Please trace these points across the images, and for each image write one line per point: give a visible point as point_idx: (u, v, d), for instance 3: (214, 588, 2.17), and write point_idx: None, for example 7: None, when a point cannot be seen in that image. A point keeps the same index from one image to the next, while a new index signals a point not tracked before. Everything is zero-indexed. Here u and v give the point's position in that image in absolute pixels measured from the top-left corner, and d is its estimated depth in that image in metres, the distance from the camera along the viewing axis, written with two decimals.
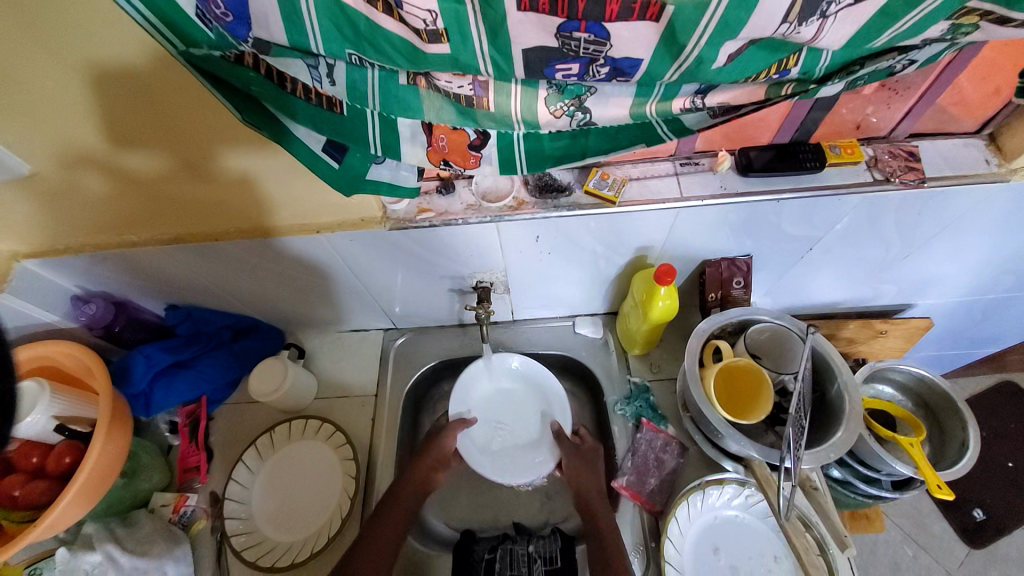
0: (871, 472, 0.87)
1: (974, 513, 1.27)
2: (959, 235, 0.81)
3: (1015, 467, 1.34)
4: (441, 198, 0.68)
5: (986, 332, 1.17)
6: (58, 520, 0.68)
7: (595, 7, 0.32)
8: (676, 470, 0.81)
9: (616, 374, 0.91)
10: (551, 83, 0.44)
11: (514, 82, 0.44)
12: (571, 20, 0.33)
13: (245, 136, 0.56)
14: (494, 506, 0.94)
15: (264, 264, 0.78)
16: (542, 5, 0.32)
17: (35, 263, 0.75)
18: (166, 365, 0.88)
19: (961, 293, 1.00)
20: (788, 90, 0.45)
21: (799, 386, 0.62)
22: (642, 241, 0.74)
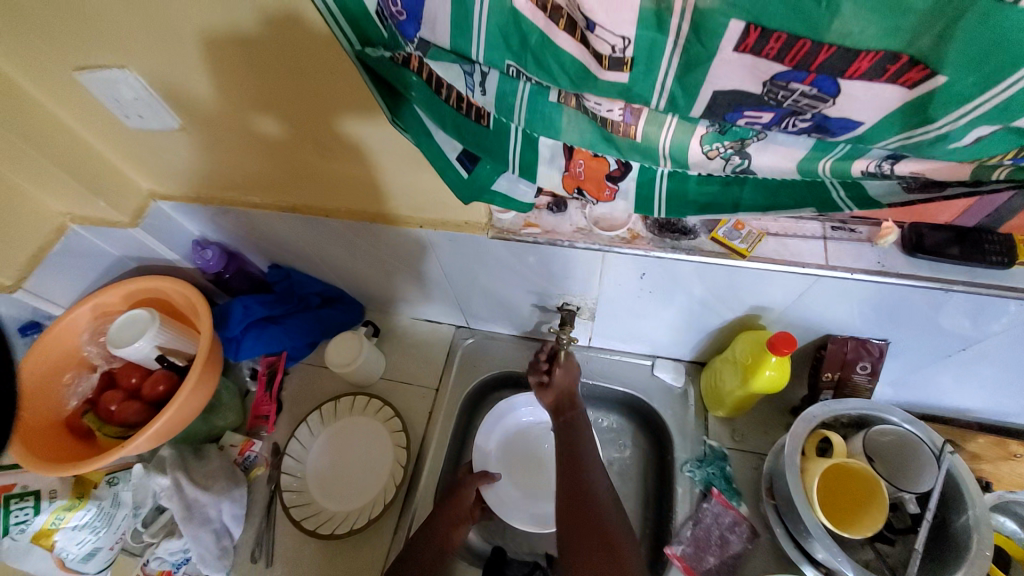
0: None
1: None
2: None
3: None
4: (551, 215, 0.64)
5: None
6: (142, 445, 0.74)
7: (836, 61, 0.27)
8: (740, 556, 0.72)
9: (690, 431, 0.83)
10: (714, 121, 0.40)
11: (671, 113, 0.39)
12: (797, 70, 0.28)
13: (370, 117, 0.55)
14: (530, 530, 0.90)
15: (361, 242, 0.79)
16: (767, 48, 0.27)
17: (168, 205, 0.82)
18: (259, 317, 0.93)
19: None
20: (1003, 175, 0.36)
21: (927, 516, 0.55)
22: (759, 300, 0.66)
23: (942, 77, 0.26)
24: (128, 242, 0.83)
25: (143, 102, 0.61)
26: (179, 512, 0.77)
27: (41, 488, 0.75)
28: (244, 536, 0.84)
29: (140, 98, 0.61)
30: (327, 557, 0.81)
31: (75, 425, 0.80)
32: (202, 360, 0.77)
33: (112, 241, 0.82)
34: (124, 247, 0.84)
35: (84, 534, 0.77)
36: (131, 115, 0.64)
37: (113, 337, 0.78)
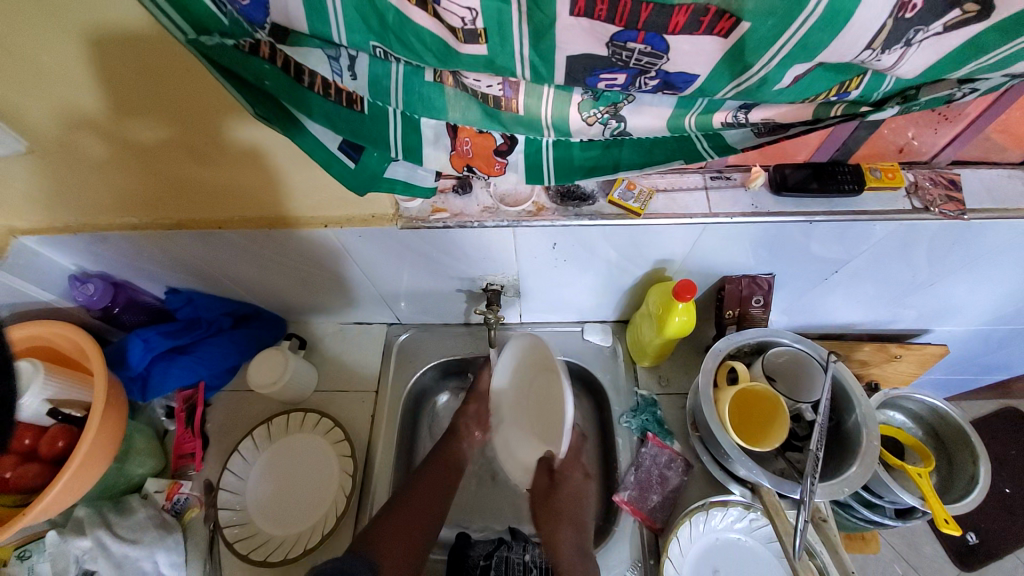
0: (874, 498, 0.84)
1: (971, 541, 1.19)
2: (986, 266, 0.78)
3: (1011, 492, 1.29)
4: (457, 197, 0.65)
5: (1001, 360, 1.14)
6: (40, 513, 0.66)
7: (658, 18, 0.29)
8: (679, 488, 0.79)
9: (623, 385, 0.89)
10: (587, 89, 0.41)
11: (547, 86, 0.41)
12: (629, 29, 0.30)
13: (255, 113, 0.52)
14: (490, 508, 0.92)
15: (267, 252, 0.75)
16: (598, 10, 0.29)
17: (33, 241, 0.72)
18: (164, 350, 0.86)
19: (980, 322, 0.97)
20: (839, 111, 0.41)
21: (821, 419, 0.63)
22: (662, 254, 0.71)
23: (746, 23, 0.29)
24: None
25: None
26: (109, 572, 0.71)
27: None
28: None
29: None
30: None
31: None
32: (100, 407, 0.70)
33: None
34: None
35: None
36: None
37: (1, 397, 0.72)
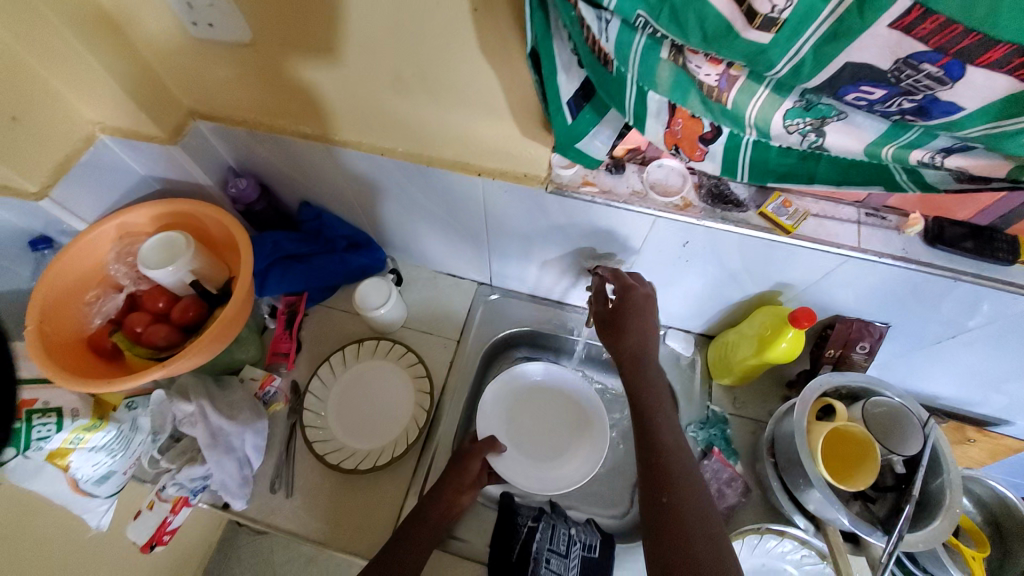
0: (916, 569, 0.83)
1: None
2: None
3: None
4: (609, 176, 0.67)
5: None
6: (160, 367, 0.73)
7: (975, 48, 0.31)
8: (734, 507, 0.80)
9: (696, 397, 0.90)
10: (802, 97, 0.42)
11: (765, 85, 0.42)
12: (936, 51, 0.32)
13: (317, 45, 0.60)
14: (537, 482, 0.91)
15: (405, 185, 0.79)
16: (917, 29, 0.31)
17: (206, 125, 0.79)
18: (283, 255, 0.94)
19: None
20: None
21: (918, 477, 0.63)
22: (786, 277, 0.72)
23: None
24: (160, 159, 0.80)
25: (215, 8, 0.59)
26: (205, 438, 0.77)
27: (61, 406, 0.71)
28: (264, 466, 0.86)
29: (213, 4, 0.59)
30: (347, 488, 0.84)
31: (99, 343, 0.78)
32: (240, 297, 0.78)
33: (138, 158, 0.80)
34: (154, 164, 0.82)
35: (101, 457, 0.74)
36: (197, 21, 0.62)
37: (143, 258, 0.76)
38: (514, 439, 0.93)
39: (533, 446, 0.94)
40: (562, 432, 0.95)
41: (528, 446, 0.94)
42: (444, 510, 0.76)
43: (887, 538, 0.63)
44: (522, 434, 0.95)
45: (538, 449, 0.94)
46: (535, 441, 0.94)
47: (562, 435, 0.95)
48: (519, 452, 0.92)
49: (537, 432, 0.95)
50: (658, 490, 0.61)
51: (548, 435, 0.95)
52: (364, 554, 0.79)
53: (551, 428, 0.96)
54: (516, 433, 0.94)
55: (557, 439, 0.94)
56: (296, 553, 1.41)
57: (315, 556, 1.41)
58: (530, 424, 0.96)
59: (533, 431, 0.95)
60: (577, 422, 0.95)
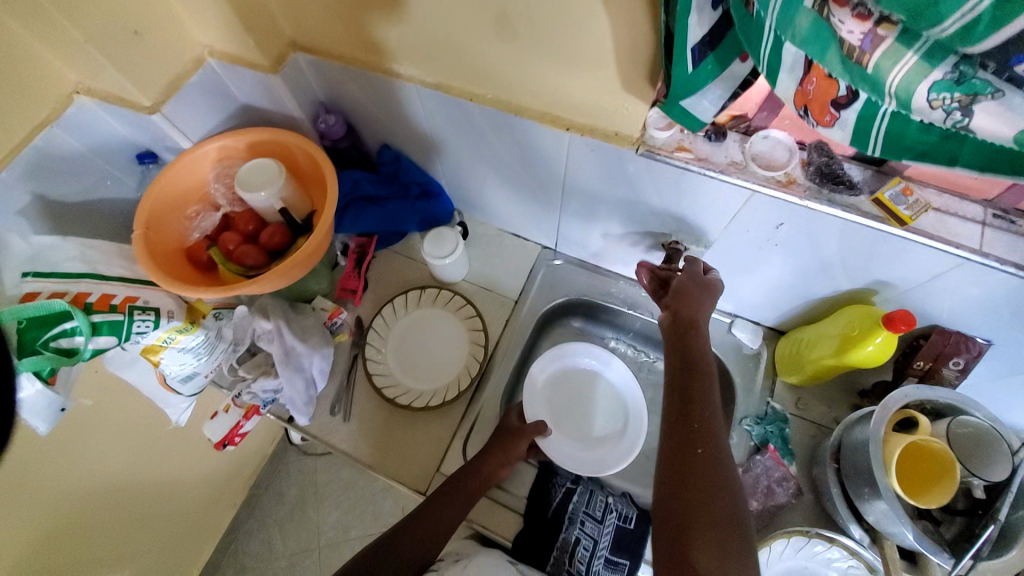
0: None
1: None
2: None
3: None
4: (707, 143, 0.63)
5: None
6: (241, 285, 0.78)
7: None
8: (783, 507, 0.77)
9: (755, 391, 0.86)
10: (957, 67, 0.36)
11: (914, 50, 0.37)
12: None
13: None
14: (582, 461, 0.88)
15: (487, 135, 0.78)
16: None
17: (305, 58, 0.82)
18: (359, 197, 0.98)
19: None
20: None
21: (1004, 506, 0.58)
22: (886, 274, 0.66)
23: None
24: (260, 88, 0.84)
25: None
26: (280, 355, 0.83)
27: (159, 307, 0.77)
28: (324, 390, 0.92)
29: None
30: (397, 423, 0.89)
31: (195, 256, 0.85)
32: (318, 235, 0.81)
33: (240, 85, 0.84)
34: (253, 92, 0.85)
35: (188, 358, 0.81)
36: None
37: (239, 181, 0.81)
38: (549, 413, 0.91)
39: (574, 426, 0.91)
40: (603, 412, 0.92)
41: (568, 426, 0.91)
42: (485, 475, 0.78)
43: (954, 562, 0.59)
44: (557, 409, 0.92)
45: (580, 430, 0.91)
46: (577, 421, 0.92)
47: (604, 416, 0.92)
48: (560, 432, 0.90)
49: (578, 412, 0.92)
50: (693, 440, 0.57)
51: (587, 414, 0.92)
52: (407, 484, 0.84)
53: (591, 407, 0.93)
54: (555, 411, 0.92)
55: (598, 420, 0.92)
56: (335, 478, 1.52)
57: (352, 483, 1.51)
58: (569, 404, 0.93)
59: (573, 411, 0.92)
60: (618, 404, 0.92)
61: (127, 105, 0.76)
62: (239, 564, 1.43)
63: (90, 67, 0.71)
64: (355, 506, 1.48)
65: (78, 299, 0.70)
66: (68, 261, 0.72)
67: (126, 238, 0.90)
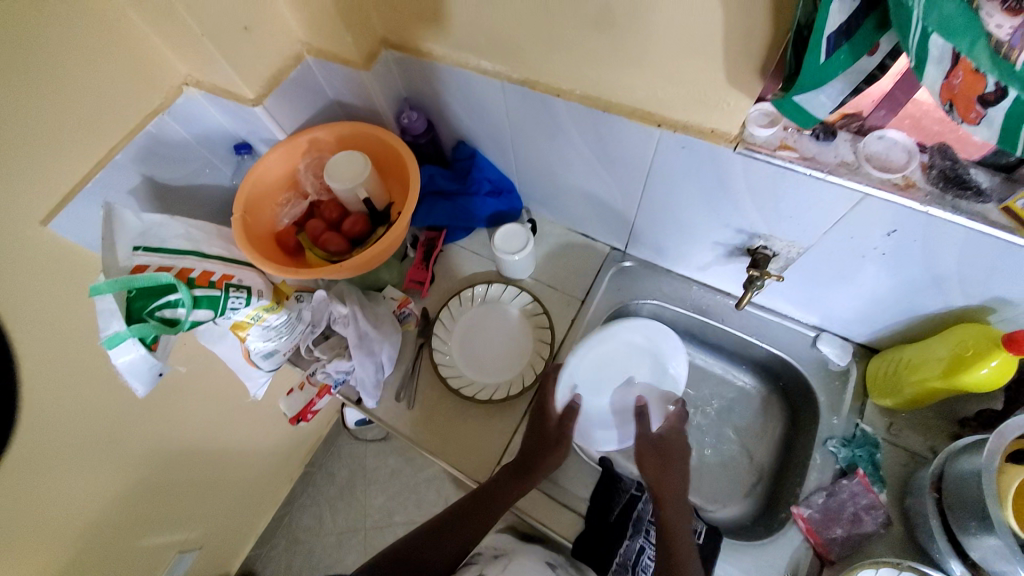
0: None
1: None
2: None
3: None
4: (814, 142, 0.60)
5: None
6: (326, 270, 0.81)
7: None
8: (870, 536, 0.71)
9: (842, 410, 0.81)
10: None
11: None
12: None
13: None
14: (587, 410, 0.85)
15: (569, 131, 0.78)
16: None
17: (394, 54, 0.84)
18: (434, 191, 1.01)
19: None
20: None
21: None
22: (1012, 290, 0.60)
23: None
24: (350, 82, 0.88)
25: None
26: (354, 339, 0.86)
27: (251, 287, 0.81)
28: (392, 376, 0.94)
29: None
30: (463, 415, 0.89)
31: (283, 241, 0.89)
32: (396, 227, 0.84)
33: (332, 78, 0.88)
34: (344, 86, 0.89)
35: (270, 335, 0.85)
36: None
37: (328, 171, 0.85)
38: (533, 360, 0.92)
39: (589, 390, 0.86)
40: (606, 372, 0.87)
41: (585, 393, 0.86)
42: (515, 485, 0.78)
43: None
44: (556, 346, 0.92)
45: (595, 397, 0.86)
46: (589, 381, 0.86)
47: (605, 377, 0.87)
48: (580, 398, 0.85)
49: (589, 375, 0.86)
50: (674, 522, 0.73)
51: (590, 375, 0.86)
52: (468, 474, 0.85)
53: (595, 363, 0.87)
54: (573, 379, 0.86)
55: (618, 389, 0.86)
56: (382, 464, 1.56)
57: (398, 471, 1.55)
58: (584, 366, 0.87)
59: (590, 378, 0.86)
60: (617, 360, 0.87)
61: (231, 96, 0.81)
62: (290, 539, 1.49)
63: (203, 59, 0.76)
64: (400, 495, 1.51)
65: (182, 274, 0.75)
66: (174, 238, 0.77)
67: (217, 220, 0.96)
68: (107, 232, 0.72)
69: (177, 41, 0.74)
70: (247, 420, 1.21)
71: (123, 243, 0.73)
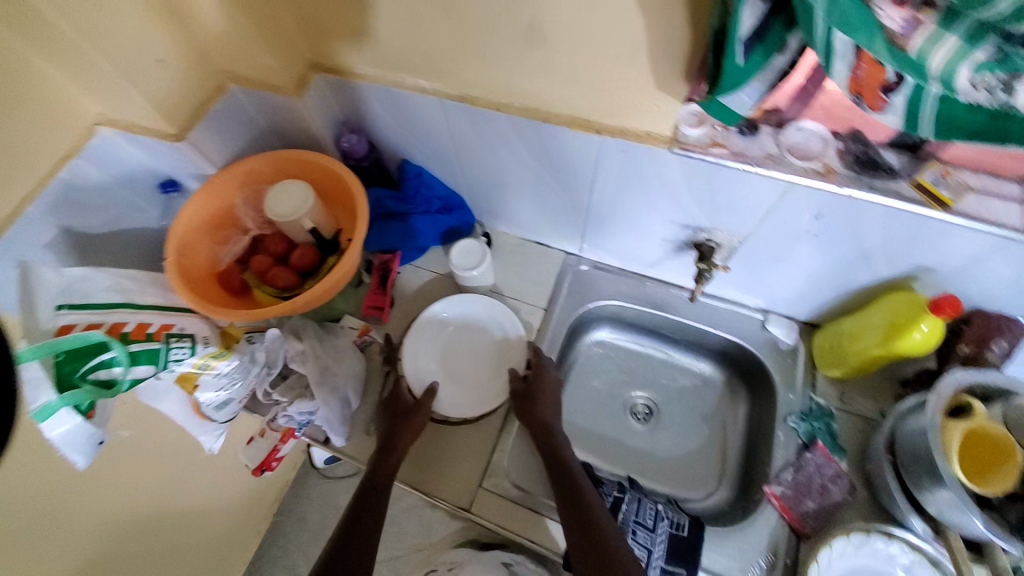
0: None
1: None
2: None
3: None
4: (740, 137, 0.64)
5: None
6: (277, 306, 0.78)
7: None
8: (839, 505, 0.75)
9: (797, 386, 0.86)
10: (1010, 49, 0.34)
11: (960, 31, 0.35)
12: None
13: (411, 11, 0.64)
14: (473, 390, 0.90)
15: (512, 144, 0.79)
16: None
17: (326, 79, 0.83)
18: (382, 213, 0.98)
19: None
20: None
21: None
22: (929, 258, 0.66)
23: None
24: (281, 110, 0.85)
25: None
26: (314, 376, 0.82)
27: (194, 333, 0.78)
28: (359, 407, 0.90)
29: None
30: (437, 441, 0.87)
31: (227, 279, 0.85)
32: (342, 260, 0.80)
33: (261, 108, 0.85)
34: (276, 114, 0.86)
35: (223, 382, 0.80)
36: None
37: (269, 203, 0.81)
38: (447, 373, 0.92)
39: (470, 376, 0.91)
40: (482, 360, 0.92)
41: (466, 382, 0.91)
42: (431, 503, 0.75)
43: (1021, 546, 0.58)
44: (455, 354, 0.94)
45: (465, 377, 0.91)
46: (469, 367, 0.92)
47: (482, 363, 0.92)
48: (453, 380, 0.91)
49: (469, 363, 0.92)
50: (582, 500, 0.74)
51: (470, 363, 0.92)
52: (450, 500, 0.83)
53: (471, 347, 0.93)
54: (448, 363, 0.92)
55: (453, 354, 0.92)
56: None
57: None
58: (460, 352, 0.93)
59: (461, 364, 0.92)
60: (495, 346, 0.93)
61: (152, 134, 0.76)
62: None
63: (119, 98, 0.71)
64: None
65: (114, 330, 0.69)
66: (102, 291, 0.71)
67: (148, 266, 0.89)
68: (23, 293, 0.66)
69: (84, 78, 0.69)
70: (205, 475, 1.12)
71: (43, 303, 0.67)
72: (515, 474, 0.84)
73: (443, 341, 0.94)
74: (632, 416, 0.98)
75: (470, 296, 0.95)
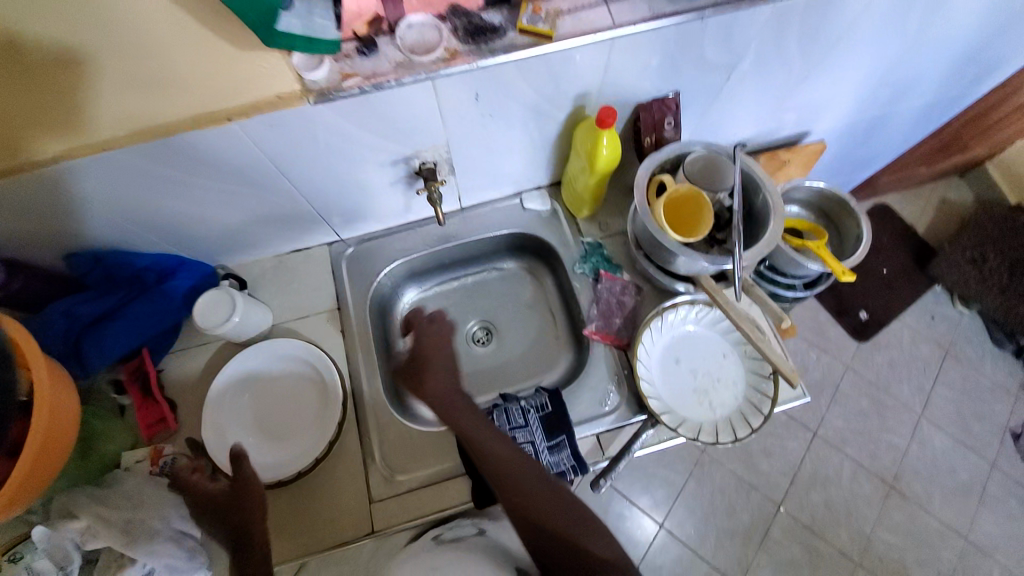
0: (788, 279, 1.08)
1: (862, 316, 1.66)
2: (860, 44, 0.86)
3: (886, 274, 1.75)
4: (364, 59, 0.61)
5: (866, 146, 1.35)
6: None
7: None
8: (636, 308, 0.90)
9: (569, 239, 0.97)
10: None
11: None
12: None
13: None
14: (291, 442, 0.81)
15: (165, 175, 0.68)
16: None
17: None
18: (85, 325, 0.79)
19: (853, 111, 1.12)
20: None
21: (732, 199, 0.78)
22: (579, 86, 0.73)
23: None
24: None
25: None
26: (118, 541, 0.67)
27: None
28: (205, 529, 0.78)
29: None
30: (306, 496, 0.79)
31: None
32: (42, 429, 0.59)
33: None
34: None
35: None
36: None
37: None
38: (268, 433, 0.82)
39: (292, 429, 0.83)
40: (296, 406, 0.84)
41: (288, 436, 0.82)
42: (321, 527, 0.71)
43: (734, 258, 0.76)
44: (271, 405, 0.84)
45: (282, 433, 0.82)
46: (286, 420, 0.83)
47: (299, 411, 0.84)
48: (270, 440, 0.81)
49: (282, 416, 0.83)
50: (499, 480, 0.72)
51: (286, 413, 0.83)
52: (351, 533, 0.77)
53: (282, 397, 0.84)
54: (264, 424, 0.82)
55: (264, 415, 0.83)
56: None
57: None
58: (271, 409, 0.83)
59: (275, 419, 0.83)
60: (304, 386, 0.85)
61: None
62: None
63: None
64: None
65: None
66: None
67: None
68: None
69: None
70: None
71: None
72: (397, 466, 0.81)
73: (249, 406, 0.83)
74: (474, 342, 1.03)
75: (257, 348, 0.85)
